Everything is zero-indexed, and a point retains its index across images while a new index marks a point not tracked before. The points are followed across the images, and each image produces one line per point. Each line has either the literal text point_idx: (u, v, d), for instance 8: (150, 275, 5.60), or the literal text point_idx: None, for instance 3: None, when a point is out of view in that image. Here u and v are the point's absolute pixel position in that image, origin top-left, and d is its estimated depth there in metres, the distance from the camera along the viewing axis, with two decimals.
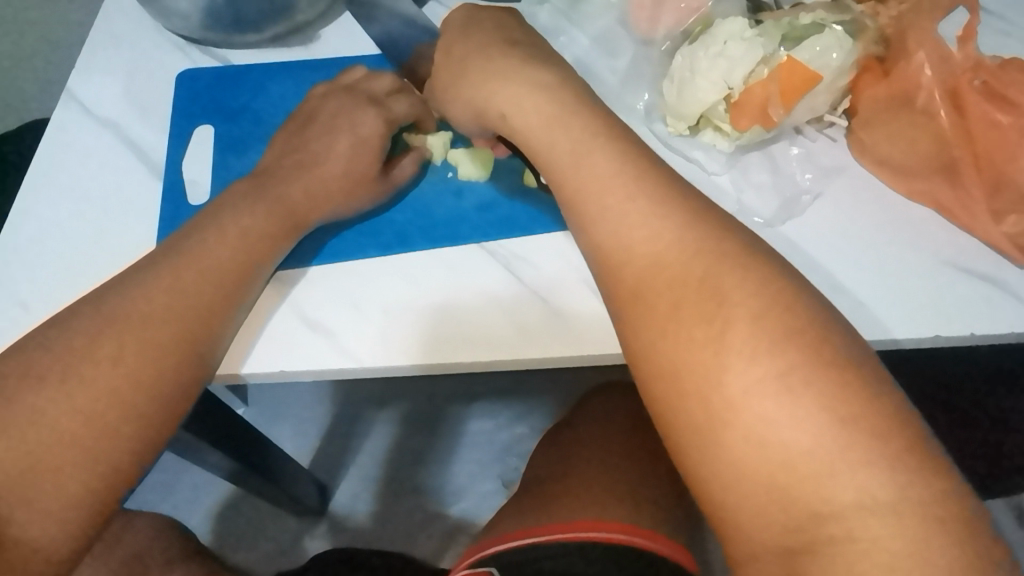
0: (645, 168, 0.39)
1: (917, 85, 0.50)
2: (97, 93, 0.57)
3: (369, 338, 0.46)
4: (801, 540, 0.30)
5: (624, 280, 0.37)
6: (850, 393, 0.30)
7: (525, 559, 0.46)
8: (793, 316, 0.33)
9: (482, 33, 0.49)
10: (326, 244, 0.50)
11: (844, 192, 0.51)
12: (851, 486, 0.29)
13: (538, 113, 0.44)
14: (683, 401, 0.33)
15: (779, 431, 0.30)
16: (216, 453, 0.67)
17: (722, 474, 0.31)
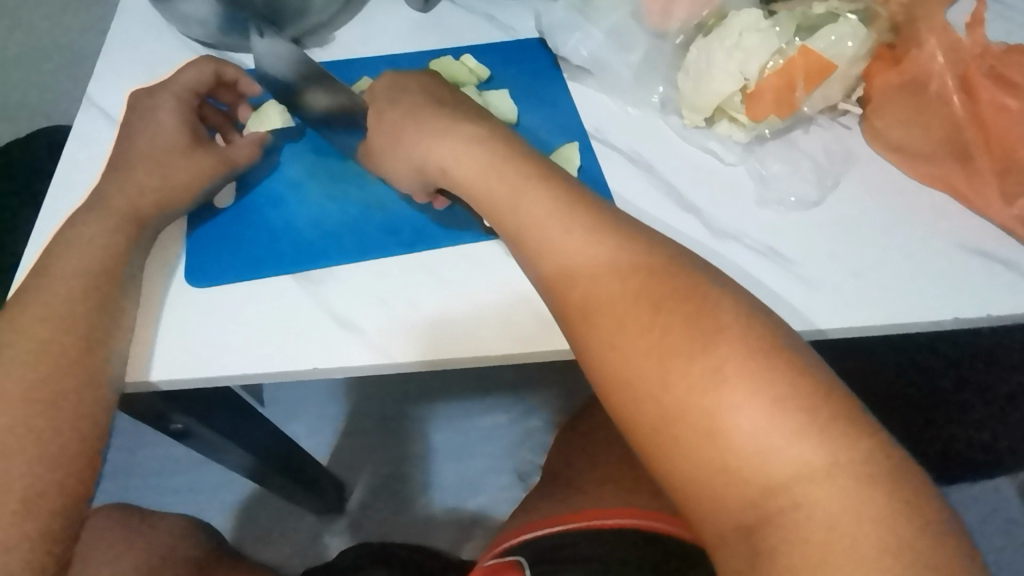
0: (575, 198, 0.40)
1: (929, 73, 0.51)
2: (118, 97, 0.57)
3: (395, 332, 0.45)
4: (757, 514, 0.31)
5: (571, 297, 0.38)
6: (780, 375, 0.32)
7: (548, 545, 0.47)
8: (721, 313, 0.34)
9: (410, 96, 0.49)
10: (247, 261, 0.48)
11: (864, 181, 0.51)
12: (788, 460, 0.30)
13: (472, 163, 0.44)
14: (637, 405, 0.34)
15: (722, 418, 0.31)
16: (239, 452, 0.68)
17: (679, 465, 0.32)
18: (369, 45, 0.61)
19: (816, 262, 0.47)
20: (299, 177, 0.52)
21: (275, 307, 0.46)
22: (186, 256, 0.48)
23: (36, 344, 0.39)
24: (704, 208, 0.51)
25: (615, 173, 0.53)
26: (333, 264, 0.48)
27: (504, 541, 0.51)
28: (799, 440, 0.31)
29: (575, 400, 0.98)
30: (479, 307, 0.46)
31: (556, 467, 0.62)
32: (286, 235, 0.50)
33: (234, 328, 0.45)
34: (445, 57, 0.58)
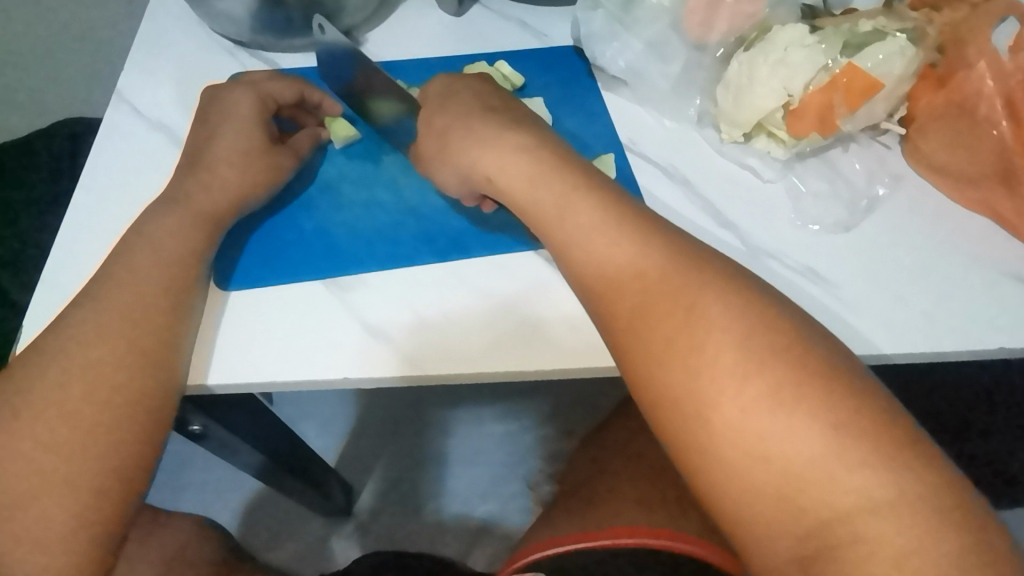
0: (626, 212, 0.39)
1: (976, 94, 0.48)
2: (148, 94, 0.57)
3: (430, 343, 0.44)
4: (815, 546, 0.29)
5: (617, 315, 0.36)
6: (840, 400, 0.31)
7: (569, 563, 0.45)
8: (776, 334, 0.33)
9: (459, 102, 0.48)
10: (290, 264, 0.48)
11: (908, 202, 0.50)
12: (850, 490, 0.29)
13: (518, 172, 0.42)
14: (686, 428, 0.32)
15: (779, 444, 0.30)
16: (253, 452, 0.67)
17: (731, 492, 0.31)
18: (402, 47, 0.60)
19: (861, 286, 0.46)
20: (333, 180, 0.52)
21: (305, 313, 0.46)
22: (221, 259, 0.48)
23: (61, 340, 0.38)
24: (743, 226, 0.50)
25: (651, 186, 0.52)
26: (372, 270, 0.48)
27: (524, 555, 0.49)
28: (857, 469, 0.29)
29: (588, 413, 0.97)
30: (515, 316, 0.45)
31: (576, 478, 0.61)
32: (320, 239, 0.49)
33: (267, 333, 0.45)
34: (479, 63, 0.57)
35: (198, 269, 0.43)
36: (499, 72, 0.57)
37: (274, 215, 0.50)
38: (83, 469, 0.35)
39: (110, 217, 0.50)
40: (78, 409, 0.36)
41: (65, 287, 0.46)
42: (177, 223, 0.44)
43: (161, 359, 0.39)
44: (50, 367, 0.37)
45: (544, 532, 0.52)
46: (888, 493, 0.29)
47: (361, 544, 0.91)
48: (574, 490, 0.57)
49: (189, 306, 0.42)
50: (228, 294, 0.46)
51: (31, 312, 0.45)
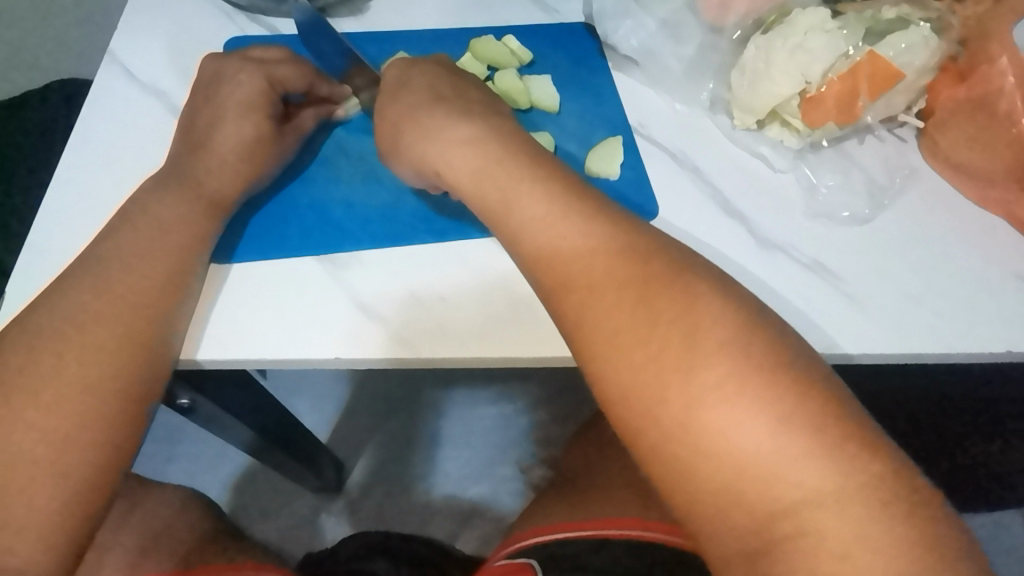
0: (571, 197, 0.37)
1: (997, 90, 0.46)
2: (142, 56, 0.55)
3: (399, 324, 0.43)
4: (760, 540, 0.28)
5: (564, 307, 0.35)
6: (787, 393, 0.29)
7: (560, 551, 0.44)
8: (722, 324, 0.31)
9: (409, 93, 0.44)
10: (285, 239, 0.46)
11: (925, 199, 0.49)
12: (794, 484, 0.28)
13: (463, 167, 0.40)
14: (634, 422, 0.31)
15: (723, 436, 0.29)
16: (242, 426, 0.66)
17: (678, 485, 0.30)
18: (405, 17, 0.58)
19: (858, 281, 0.45)
20: (331, 153, 0.50)
21: (295, 289, 0.44)
22: (224, 235, 0.46)
23: (48, 311, 0.37)
24: (748, 215, 0.48)
25: (657, 172, 0.50)
26: (367, 246, 0.46)
27: (513, 541, 0.48)
28: (862, 469, 0.28)
29: (582, 399, 0.96)
30: (514, 296, 0.44)
31: (569, 463, 0.60)
32: (316, 215, 0.48)
33: (260, 309, 0.43)
34: (486, 37, 0.55)
35: (190, 239, 0.42)
36: (507, 48, 0.55)
37: (268, 187, 0.49)
38: (67, 444, 0.34)
39: (99, 184, 0.48)
40: (60, 382, 0.35)
41: (52, 255, 0.45)
42: (172, 197, 0.43)
43: (149, 330, 0.38)
44: (34, 335, 0.36)
45: (534, 516, 0.51)
46: (893, 497, 0.28)
47: (351, 521, 0.91)
48: (567, 476, 0.56)
49: (182, 279, 0.41)
50: (229, 268, 0.45)
51: (15, 279, 0.43)
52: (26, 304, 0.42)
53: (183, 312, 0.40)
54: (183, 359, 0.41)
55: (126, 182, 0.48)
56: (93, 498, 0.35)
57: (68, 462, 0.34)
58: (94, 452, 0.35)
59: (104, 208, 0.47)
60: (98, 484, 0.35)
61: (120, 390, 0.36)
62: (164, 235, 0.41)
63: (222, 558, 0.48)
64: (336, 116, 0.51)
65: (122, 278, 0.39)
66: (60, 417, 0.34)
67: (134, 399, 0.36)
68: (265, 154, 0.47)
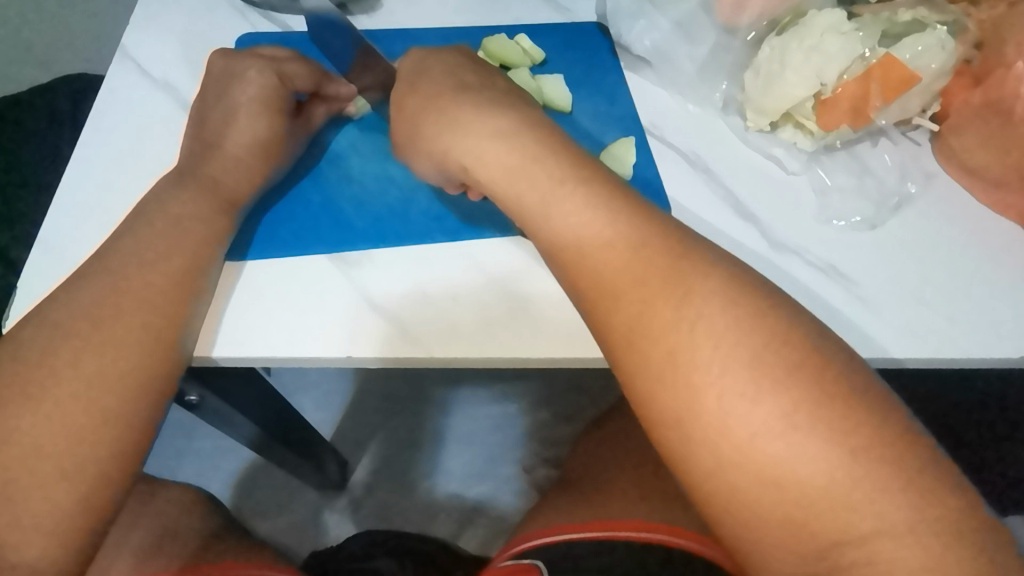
0: (620, 207, 0.36)
1: (1013, 95, 0.46)
2: (153, 51, 0.55)
3: (429, 332, 0.42)
4: (824, 567, 0.28)
5: (613, 327, 0.34)
6: (856, 420, 0.29)
7: (564, 553, 0.44)
8: (789, 350, 0.30)
9: (431, 81, 0.44)
10: (299, 238, 0.46)
11: (941, 202, 0.48)
12: (867, 516, 0.27)
13: (499, 166, 0.39)
14: (692, 448, 0.30)
15: (793, 467, 0.28)
16: (248, 423, 0.66)
17: (739, 512, 0.29)
18: (416, 15, 0.58)
19: (901, 293, 0.45)
20: (343, 151, 0.50)
21: (304, 285, 0.44)
22: (243, 236, 0.46)
23: (56, 309, 0.37)
24: (763, 219, 0.48)
25: (671, 174, 0.50)
26: (380, 246, 0.46)
27: (519, 541, 0.48)
28: (884, 474, 0.28)
29: (586, 399, 0.96)
30: (525, 299, 0.44)
31: (576, 462, 0.59)
32: (328, 214, 0.48)
33: (275, 311, 0.43)
34: (498, 36, 0.55)
35: (201, 236, 0.42)
36: (519, 46, 0.55)
37: (280, 184, 0.49)
38: (76, 440, 0.34)
39: (110, 179, 0.48)
40: (67, 378, 0.34)
41: (64, 251, 0.45)
42: (184, 195, 0.43)
43: (163, 328, 0.38)
44: (47, 329, 0.36)
45: (540, 517, 0.50)
46: (910, 513, 0.27)
47: (355, 519, 0.91)
48: (574, 477, 0.56)
49: (193, 276, 0.40)
50: (244, 265, 0.45)
51: (27, 274, 0.43)
52: (37, 299, 0.42)
53: (196, 310, 0.40)
54: (195, 355, 0.41)
55: (138, 179, 0.48)
56: (103, 496, 0.34)
57: (78, 460, 0.34)
58: (102, 449, 0.34)
59: (115, 204, 0.47)
60: (106, 482, 0.34)
61: (130, 387, 0.36)
62: (175, 232, 0.41)
63: (229, 554, 0.48)
64: (347, 112, 0.51)
65: (138, 274, 0.39)
66: (68, 414, 0.34)
67: (143, 397, 0.36)
68: (276, 151, 0.47)
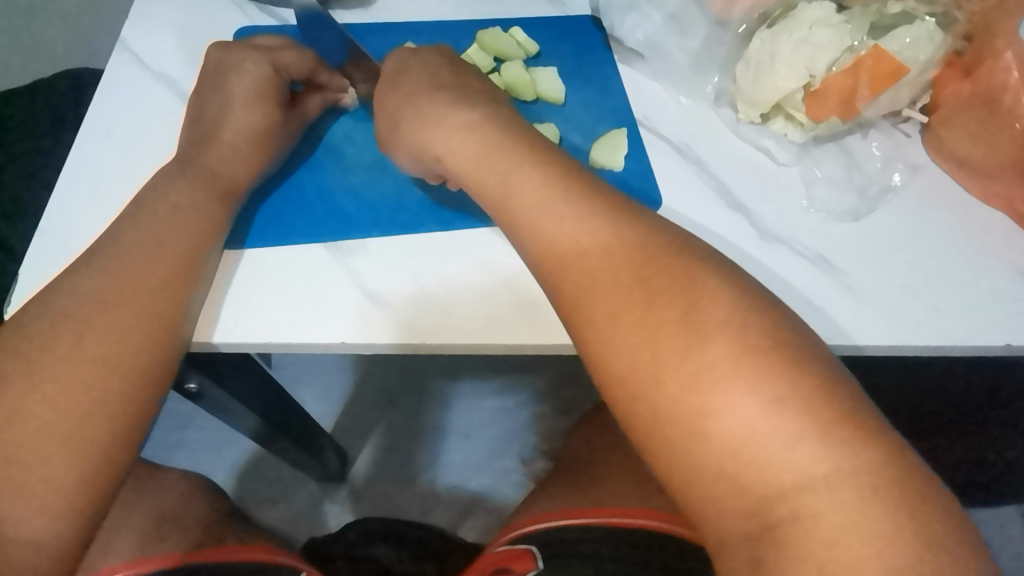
0: (573, 182, 0.37)
1: (1002, 85, 0.47)
2: (151, 44, 0.55)
3: (424, 320, 0.43)
4: (757, 523, 0.28)
5: (565, 296, 0.35)
6: (786, 374, 0.29)
7: (557, 538, 0.45)
8: (723, 310, 0.32)
9: (411, 78, 0.45)
10: (293, 227, 0.47)
11: (929, 192, 0.49)
12: (786, 463, 0.28)
13: (464, 153, 0.41)
14: (636, 409, 0.31)
15: (721, 419, 0.29)
16: (249, 414, 0.67)
17: (673, 463, 0.30)
18: (412, 9, 0.58)
19: (866, 275, 0.46)
20: (337, 142, 0.51)
21: (301, 275, 0.45)
22: (244, 224, 0.47)
23: (56, 296, 0.38)
24: (751, 208, 0.49)
25: (661, 164, 0.51)
26: (374, 235, 0.47)
27: (514, 527, 0.49)
28: (863, 460, 0.28)
29: (584, 394, 0.97)
30: (518, 291, 0.44)
31: (569, 452, 0.60)
32: (325, 204, 0.48)
33: (271, 301, 0.44)
34: (492, 29, 0.55)
35: (199, 226, 0.42)
36: (514, 39, 0.56)
37: (278, 175, 0.49)
38: (75, 423, 0.34)
39: (110, 170, 0.49)
40: (65, 364, 0.35)
41: (64, 239, 0.45)
42: (183, 185, 0.43)
43: (161, 314, 0.39)
44: (52, 315, 0.37)
45: (534, 505, 0.51)
46: (891, 492, 0.28)
47: (354, 509, 0.92)
48: (571, 466, 0.57)
49: (191, 265, 0.41)
50: (242, 254, 0.46)
51: (28, 262, 0.44)
52: (39, 286, 0.43)
53: (194, 298, 0.41)
54: (195, 343, 0.42)
55: (137, 170, 0.49)
56: (103, 477, 0.35)
57: (78, 443, 0.34)
58: (101, 432, 0.35)
59: (115, 194, 0.48)
60: (104, 464, 0.35)
61: (128, 372, 0.36)
62: (173, 222, 0.42)
63: (229, 539, 0.49)
64: (342, 104, 0.52)
65: (138, 261, 0.39)
66: (68, 397, 0.35)
67: (141, 381, 0.37)
68: (272, 142, 0.48)
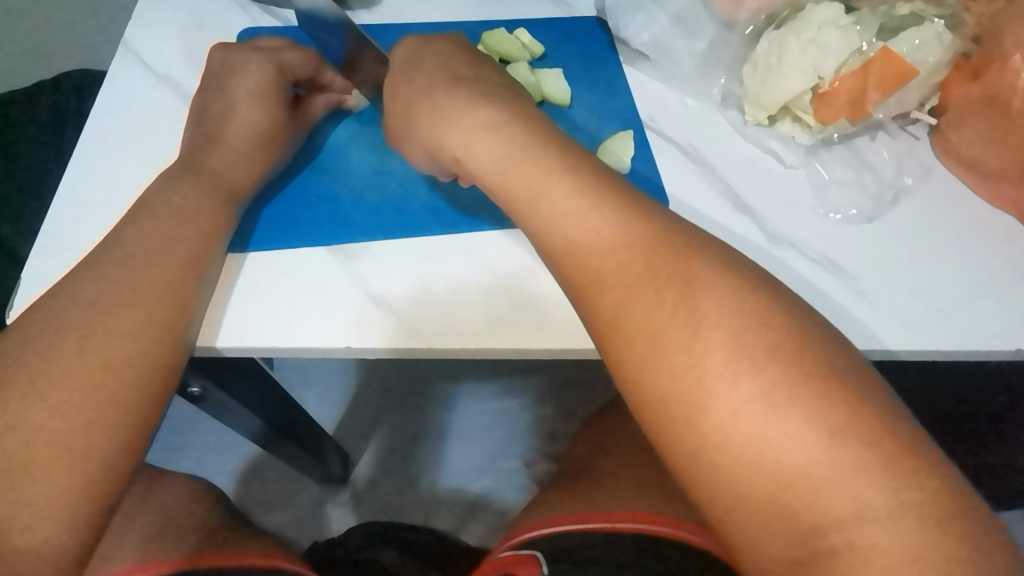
0: (609, 194, 0.37)
1: (1011, 87, 0.46)
2: (154, 46, 0.55)
3: (430, 324, 0.43)
4: (806, 552, 0.28)
5: (600, 311, 0.34)
6: (838, 403, 0.29)
7: (562, 545, 0.44)
8: (771, 332, 0.31)
9: (424, 71, 0.44)
10: (297, 229, 0.47)
11: (938, 195, 0.49)
12: (843, 494, 0.28)
13: (490, 157, 0.40)
14: (677, 431, 0.31)
15: (773, 448, 0.29)
16: (251, 417, 0.67)
17: (717, 490, 0.30)
18: (415, 10, 0.58)
19: (879, 280, 0.45)
20: (341, 143, 0.51)
21: (305, 278, 0.45)
22: (249, 226, 0.46)
23: (58, 300, 0.37)
24: (760, 211, 0.48)
25: (668, 166, 0.50)
26: (379, 238, 0.47)
27: (517, 533, 0.48)
28: (878, 471, 0.28)
29: (587, 396, 0.96)
30: (524, 294, 0.44)
31: (574, 456, 0.60)
32: (329, 206, 0.48)
33: (276, 304, 0.44)
34: (498, 30, 0.55)
35: (202, 229, 0.42)
36: (519, 41, 0.55)
37: (281, 176, 0.49)
38: (76, 428, 0.34)
39: (113, 172, 0.48)
40: (67, 367, 0.35)
41: (67, 242, 0.45)
42: (186, 187, 0.43)
43: (163, 317, 0.38)
44: (53, 319, 0.36)
45: (539, 509, 0.50)
46: (905, 499, 0.27)
47: (356, 512, 0.91)
48: (575, 470, 0.56)
49: (194, 268, 0.41)
50: (245, 256, 0.45)
51: (31, 264, 0.44)
52: (42, 289, 0.42)
53: (197, 302, 0.41)
54: (197, 346, 0.42)
55: (141, 172, 0.49)
56: (105, 483, 0.35)
57: (79, 448, 0.34)
58: (103, 436, 0.35)
59: (117, 197, 0.47)
60: (106, 470, 0.35)
61: (130, 376, 0.36)
62: (175, 223, 0.41)
63: (231, 544, 0.48)
64: (346, 106, 0.52)
65: (140, 265, 0.39)
66: (69, 402, 0.34)
67: (143, 385, 0.36)
68: (276, 145, 0.47)
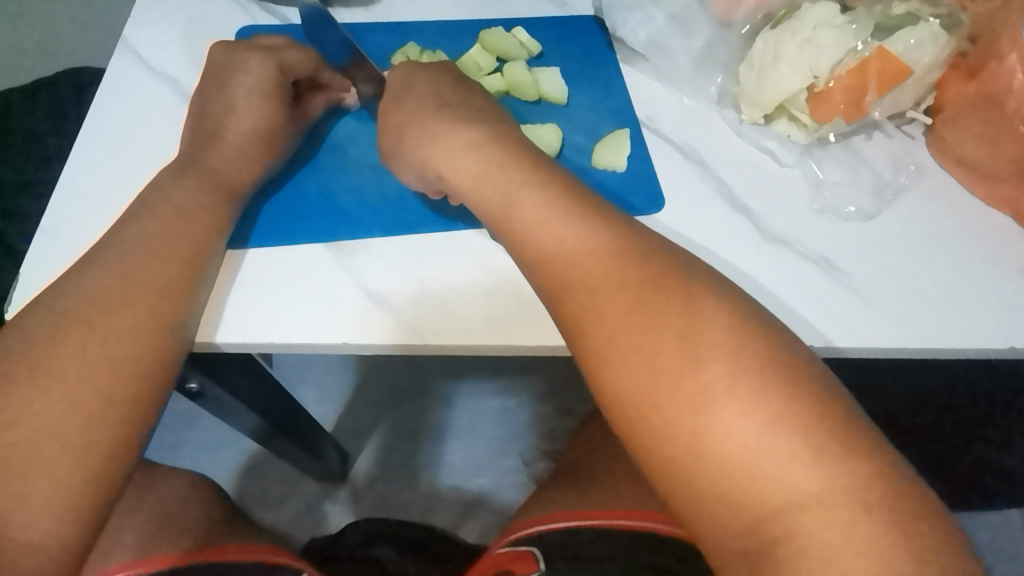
0: (571, 198, 0.37)
1: (1007, 88, 0.46)
2: (155, 44, 0.55)
3: (428, 321, 0.43)
4: (756, 541, 0.29)
5: (566, 308, 0.35)
6: (782, 394, 0.29)
7: (557, 541, 0.45)
8: (721, 327, 0.31)
9: (412, 95, 0.45)
10: (297, 227, 0.47)
11: (934, 194, 0.49)
12: (785, 484, 0.28)
13: (467, 171, 0.41)
14: (637, 425, 0.31)
15: (721, 439, 0.29)
16: (251, 414, 0.67)
17: (673, 482, 0.30)
18: (415, 8, 0.58)
19: (872, 279, 0.45)
20: (341, 141, 0.51)
21: (303, 275, 0.45)
22: (248, 224, 0.47)
23: (58, 296, 0.37)
24: (755, 210, 0.49)
25: (665, 164, 0.51)
26: (377, 236, 0.47)
27: (515, 529, 0.49)
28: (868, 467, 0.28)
29: (586, 394, 0.96)
30: (522, 292, 0.44)
31: (572, 453, 0.60)
32: (328, 204, 0.48)
33: (274, 301, 0.44)
34: (496, 29, 0.55)
35: (202, 226, 0.42)
36: (516, 39, 0.56)
37: (280, 174, 0.49)
38: (77, 423, 0.34)
39: (113, 169, 0.49)
40: (67, 363, 0.35)
41: (67, 239, 0.45)
42: (186, 185, 0.43)
43: (163, 314, 0.39)
44: (54, 315, 0.37)
45: (536, 505, 0.51)
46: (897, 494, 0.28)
47: (355, 509, 0.91)
48: (572, 467, 0.56)
49: (194, 265, 0.41)
50: (245, 253, 0.46)
51: (32, 261, 0.44)
52: (43, 285, 0.43)
53: (196, 299, 0.41)
54: (196, 342, 0.42)
55: (141, 170, 0.49)
56: (105, 478, 0.35)
57: (81, 443, 0.34)
58: (104, 431, 0.35)
59: (118, 194, 0.48)
60: (106, 465, 0.35)
61: (131, 372, 0.36)
62: (174, 220, 0.41)
63: (231, 539, 0.49)
64: (346, 104, 0.52)
65: (140, 262, 0.39)
66: (70, 398, 0.35)
67: (143, 381, 0.37)
68: (275, 142, 0.47)
